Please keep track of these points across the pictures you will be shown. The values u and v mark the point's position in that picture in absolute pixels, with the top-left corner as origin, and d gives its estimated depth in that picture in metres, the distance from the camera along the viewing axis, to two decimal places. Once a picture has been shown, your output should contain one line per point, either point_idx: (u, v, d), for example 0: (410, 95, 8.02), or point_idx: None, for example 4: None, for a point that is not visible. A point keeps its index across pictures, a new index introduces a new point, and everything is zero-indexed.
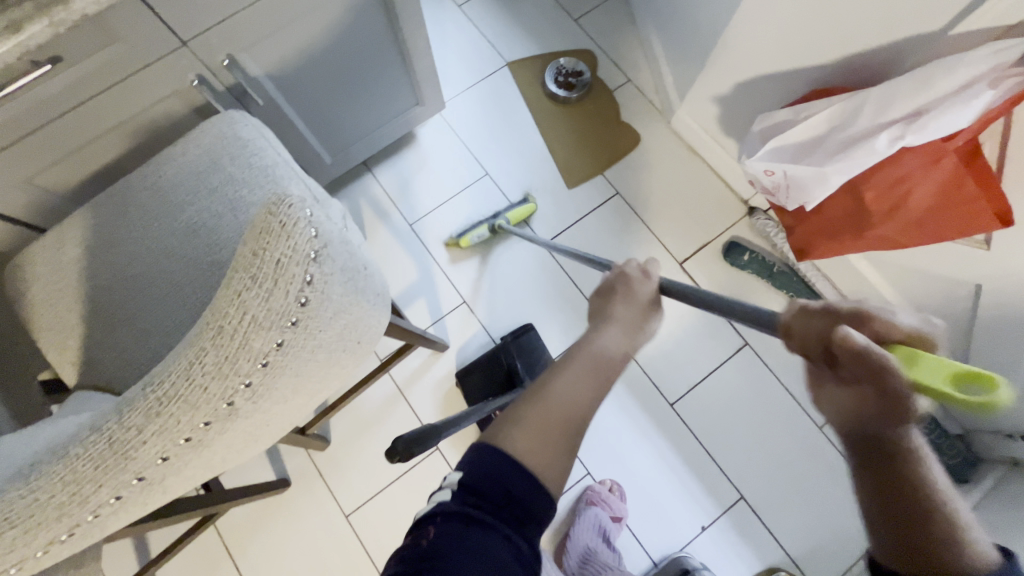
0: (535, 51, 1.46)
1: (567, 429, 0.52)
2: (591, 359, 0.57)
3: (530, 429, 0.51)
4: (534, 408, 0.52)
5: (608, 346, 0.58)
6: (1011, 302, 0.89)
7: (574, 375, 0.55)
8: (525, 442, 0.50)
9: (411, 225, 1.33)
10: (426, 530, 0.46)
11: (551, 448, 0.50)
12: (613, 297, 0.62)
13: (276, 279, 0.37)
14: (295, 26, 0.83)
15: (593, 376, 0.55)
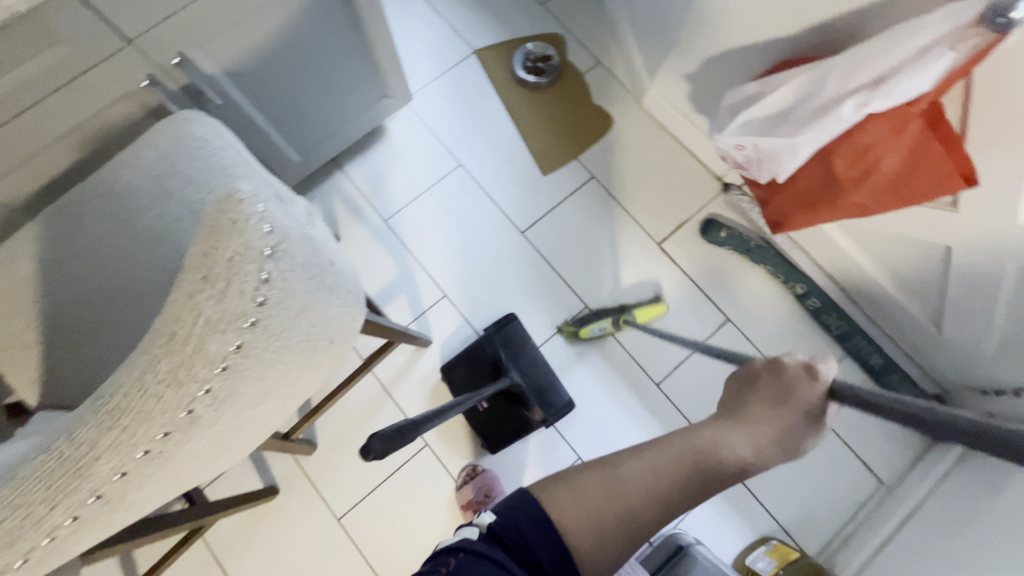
0: (502, 37, 1.44)
1: (630, 513, 0.55)
2: (695, 454, 0.57)
3: (591, 501, 0.56)
4: (606, 489, 0.56)
5: (722, 444, 0.57)
6: (980, 261, 0.91)
7: (659, 464, 0.57)
8: (575, 511, 0.55)
9: (387, 221, 1.30)
10: (448, 562, 0.50)
11: (597, 529, 0.55)
12: (755, 396, 0.59)
13: (229, 278, 0.35)
14: (249, 20, 0.80)
15: (685, 471, 0.56)
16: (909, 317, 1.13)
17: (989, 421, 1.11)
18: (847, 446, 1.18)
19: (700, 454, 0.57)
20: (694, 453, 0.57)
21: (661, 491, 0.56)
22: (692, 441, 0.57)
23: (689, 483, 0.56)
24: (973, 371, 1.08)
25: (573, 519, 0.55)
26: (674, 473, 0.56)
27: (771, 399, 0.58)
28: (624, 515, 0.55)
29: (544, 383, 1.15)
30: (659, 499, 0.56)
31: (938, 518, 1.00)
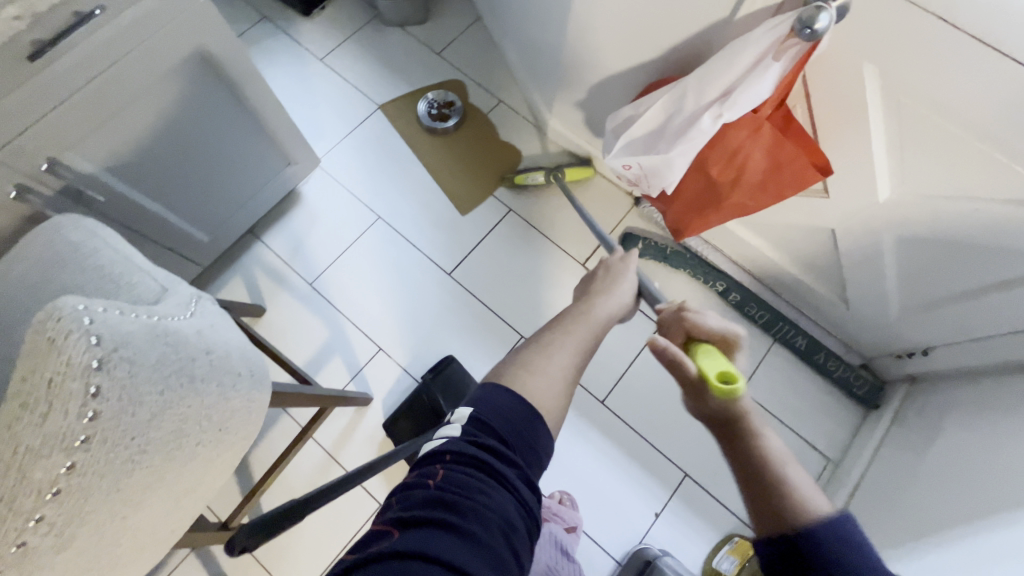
0: (405, 89, 1.48)
1: (568, 371, 0.58)
2: (591, 322, 0.65)
3: (551, 376, 0.56)
4: (553, 362, 0.58)
5: (597, 308, 0.68)
6: (861, 238, 0.98)
7: (579, 339, 0.62)
8: (542, 387, 0.55)
9: (312, 284, 1.30)
10: (439, 464, 0.45)
11: (556, 389, 0.56)
12: (615, 282, 0.73)
13: (50, 399, 0.36)
14: (122, 116, 0.81)
15: (589, 340, 0.63)
16: (820, 297, 1.19)
17: (910, 382, 1.18)
18: (790, 429, 1.22)
19: (596, 322, 0.66)
20: (591, 327, 0.65)
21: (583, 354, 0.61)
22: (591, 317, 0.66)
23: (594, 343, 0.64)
24: (886, 338, 1.14)
25: (539, 391, 0.54)
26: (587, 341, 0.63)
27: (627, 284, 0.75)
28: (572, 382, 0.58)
29: None
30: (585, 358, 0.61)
31: (879, 488, 1.05)
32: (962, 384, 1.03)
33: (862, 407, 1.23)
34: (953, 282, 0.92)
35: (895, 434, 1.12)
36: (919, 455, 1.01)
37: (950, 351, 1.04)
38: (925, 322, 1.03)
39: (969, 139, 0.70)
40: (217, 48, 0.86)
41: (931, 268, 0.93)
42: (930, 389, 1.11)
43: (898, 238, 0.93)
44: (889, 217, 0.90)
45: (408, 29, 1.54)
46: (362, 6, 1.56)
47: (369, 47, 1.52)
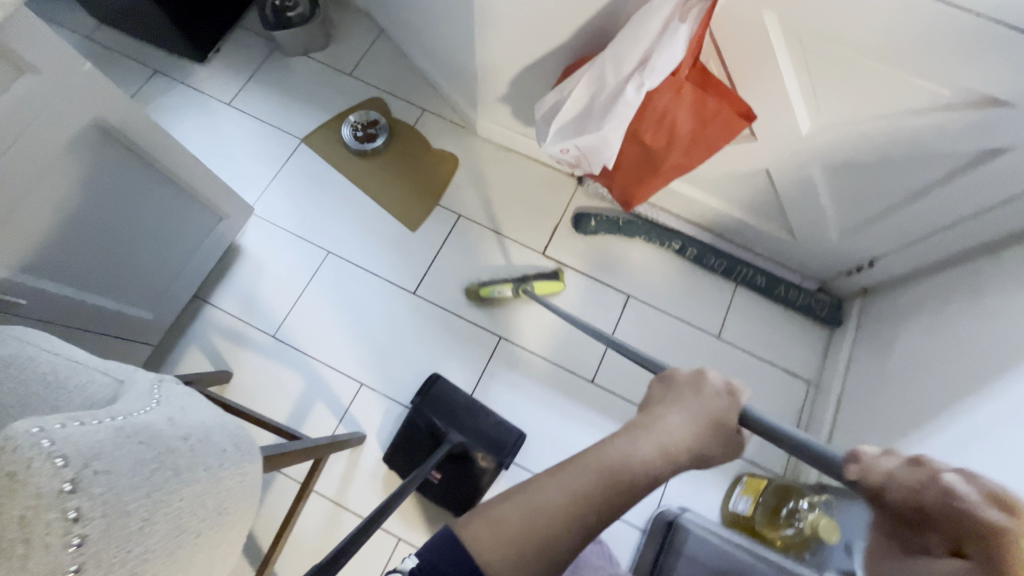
0: (324, 117, 1.44)
1: (548, 537, 0.46)
2: (606, 478, 0.48)
3: (513, 524, 0.46)
4: (531, 513, 0.47)
5: (626, 461, 0.49)
6: (793, 172, 1.03)
7: (592, 481, 0.48)
8: (492, 546, 0.46)
9: (276, 336, 1.24)
10: None
11: (517, 559, 0.45)
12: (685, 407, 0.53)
13: (26, 537, 0.35)
14: (25, 210, 0.74)
15: (596, 497, 0.47)
16: (768, 234, 1.25)
17: (863, 294, 1.25)
18: (768, 363, 1.28)
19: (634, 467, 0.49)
20: (614, 470, 0.48)
21: (569, 516, 0.47)
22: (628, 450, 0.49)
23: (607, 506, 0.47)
24: (835, 258, 1.21)
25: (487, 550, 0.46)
26: (597, 498, 0.47)
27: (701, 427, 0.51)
28: (533, 553, 0.46)
29: (489, 429, 1.10)
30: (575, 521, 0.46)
31: (857, 399, 1.12)
32: (910, 286, 1.11)
33: (827, 327, 1.31)
34: (883, 194, 0.99)
35: (860, 345, 1.20)
36: (886, 359, 1.09)
37: (893, 259, 1.11)
38: (866, 237, 1.10)
39: (869, 64, 0.75)
40: (114, 117, 0.80)
41: (860, 186, 0.99)
42: (883, 297, 1.19)
43: (826, 165, 0.99)
44: (813, 147, 0.95)
45: (313, 55, 1.49)
46: (258, 40, 1.50)
47: (277, 81, 1.46)
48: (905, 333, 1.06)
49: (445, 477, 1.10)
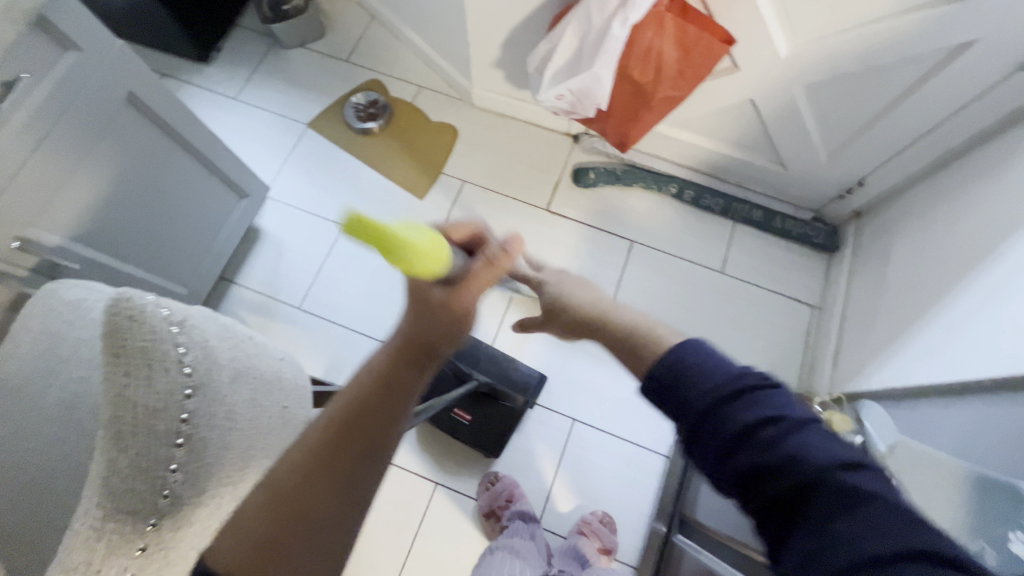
0: (326, 102, 1.50)
1: (284, 503, 0.40)
2: (332, 418, 0.42)
3: (248, 528, 0.39)
4: (268, 501, 0.40)
5: (359, 384, 0.44)
6: (777, 98, 1.09)
7: (325, 433, 0.41)
8: (230, 546, 0.38)
9: (300, 307, 1.31)
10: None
11: (251, 543, 0.38)
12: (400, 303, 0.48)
13: (149, 363, 0.37)
14: (72, 180, 0.81)
15: (331, 436, 0.41)
16: (760, 168, 1.30)
17: (857, 217, 1.31)
18: (772, 291, 1.34)
19: (359, 398, 0.42)
20: (337, 408, 0.42)
21: (314, 483, 0.40)
22: (351, 380, 0.44)
23: (359, 453, 0.42)
24: (827, 183, 1.26)
25: (231, 555, 0.38)
26: (338, 450, 0.41)
27: (416, 323, 0.46)
28: (282, 522, 0.39)
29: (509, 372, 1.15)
30: (325, 482, 0.40)
31: (860, 312, 1.18)
32: (900, 199, 1.16)
33: (826, 254, 1.36)
34: (863, 109, 1.05)
35: (859, 264, 1.25)
36: (883, 271, 1.14)
37: (881, 175, 1.16)
38: (853, 156, 1.15)
39: None
40: (144, 93, 0.87)
41: (841, 102, 1.05)
42: (876, 216, 1.24)
43: (807, 86, 1.04)
44: (794, 69, 1.01)
45: (310, 45, 1.56)
46: (257, 37, 1.57)
47: (278, 73, 1.53)
48: (898, 244, 1.11)
49: (474, 419, 1.16)
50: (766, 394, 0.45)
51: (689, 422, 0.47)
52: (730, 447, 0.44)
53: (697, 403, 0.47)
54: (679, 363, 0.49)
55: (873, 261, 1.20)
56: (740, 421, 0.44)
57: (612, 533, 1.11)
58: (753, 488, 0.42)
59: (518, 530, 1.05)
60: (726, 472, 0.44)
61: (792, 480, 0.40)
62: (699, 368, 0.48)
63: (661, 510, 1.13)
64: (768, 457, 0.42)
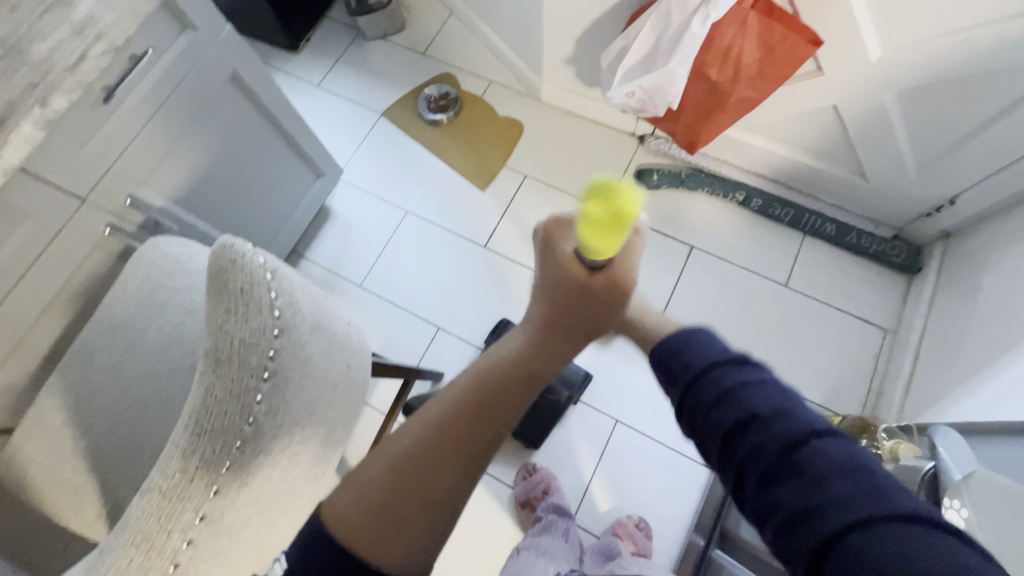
0: (401, 93, 1.57)
1: (407, 462, 0.41)
2: (475, 378, 0.44)
3: (370, 489, 0.40)
4: (389, 471, 0.40)
5: (505, 352, 0.45)
6: (864, 103, 1.03)
7: (450, 407, 0.42)
8: (345, 506, 0.39)
9: (362, 285, 1.37)
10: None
11: (363, 504, 0.39)
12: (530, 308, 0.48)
13: (246, 301, 0.42)
14: (179, 147, 0.89)
15: (464, 402, 0.42)
16: (838, 179, 1.23)
17: (944, 238, 1.21)
18: (841, 310, 1.27)
19: (488, 387, 0.43)
20: (479, 372, 0.44)
21: (440, 459, 0.41)
22: (477, 362, 0.46)
23: (486, 435, 0.42)
24: (913, 199, 1.18)
25: (345, 510, 0.39)
26: (463, 432, 0.41)
27: (546, 327, 0.46)
28: (402, 496, 0.39)
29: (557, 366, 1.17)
30: (448, 464, 0.41)
31: (941, 339, 1.09)
32: (999, 221, 1.06)
33: (905, 275, 1.27)
34: (960, 121, 0.98)
35: (942, 288, 1.16)
36: (971, 297, 1.06)
37: (978, 193, 1.07)
38: (946, 171, 1.07)
39: None
40: (244, 73, 0.95)
41: (937, 111, 0.98)
42: (966, 238, 1.15)
43: (900, 92, 0.98)
44: (886, 73, 0.96)
45: (389, 39, 1.63)
46: (342, 29, 1.66)
47: (359, 63, 1.62)
48: (991, 268, 1.03)
49: None
50: (748, 372, 0.44)
51: (684, 392, 0.46)
52: (719, 410, 0.42)
53: (699, 375, 0.45)
54: (674, 340, 0.49)
55: (965, 284, 1.09)
56: (722, 382, 0.44)
57: (648, 539, 1.09)
58: (732, 447, 0.41)
59: (550, 523, 1.04)
60: (719, 440, 0.41)
61: (769, 427, 0.40)
62: (670, 346, 0.49)
63: (701, 523, 1.10)
64: (748, 406, 0.41)
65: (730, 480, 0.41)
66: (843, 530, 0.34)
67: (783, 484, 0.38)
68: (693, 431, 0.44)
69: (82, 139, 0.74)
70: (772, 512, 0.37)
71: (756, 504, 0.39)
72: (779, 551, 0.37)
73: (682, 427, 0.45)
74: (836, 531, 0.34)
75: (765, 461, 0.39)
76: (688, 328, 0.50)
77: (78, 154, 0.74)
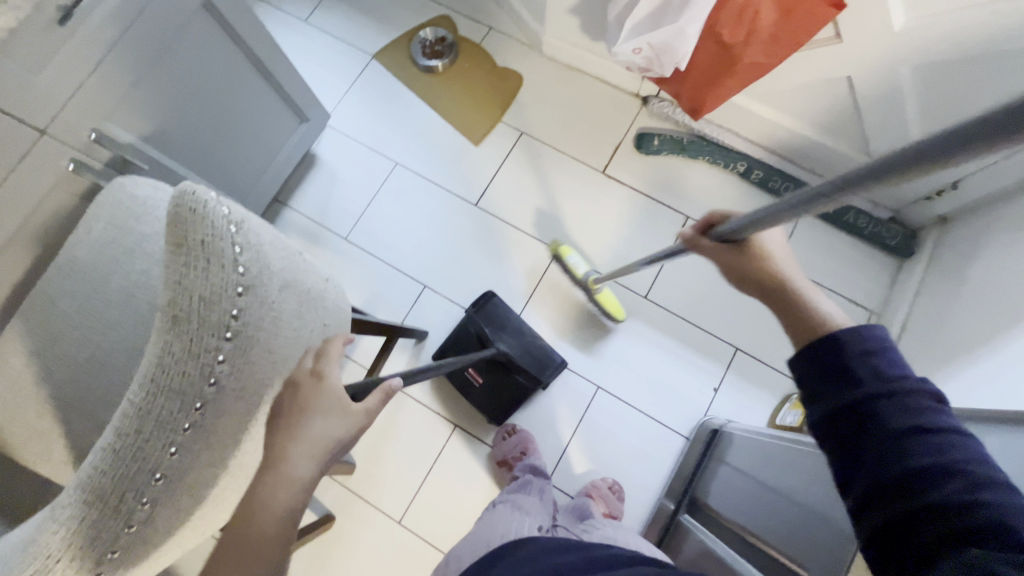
0: (393, 35, 1.47)
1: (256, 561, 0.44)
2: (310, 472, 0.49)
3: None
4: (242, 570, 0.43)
5: (327, 439, 0.50)
6: (879, 78, 0.99)
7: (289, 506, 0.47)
8: None
9: (347, 237, 1.33)
10: None
11: None
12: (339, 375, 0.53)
13: (207, 256, 0.38)
14: (148, 78, 0.83)
15: (303, 493, 0.48)
16: (842, 156, 1.20)
17: (940, 223, 1.20)
18: (828, 289, 1.26)
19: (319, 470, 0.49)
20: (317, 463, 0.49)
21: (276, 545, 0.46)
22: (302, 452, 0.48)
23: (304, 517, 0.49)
24: (915, 180, 1.15)
25: None
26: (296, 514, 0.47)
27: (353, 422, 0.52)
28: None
29: (530, 347, 1.17)
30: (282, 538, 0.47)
31: (924, 325, 1.10)
32: (996, 209, 1.05)
33: (897, 259, 1.26)
34: (975, 102, 0.94)
35: (932, 273, 1.16)
36: (959, 285, 1.05)
37: (983, 177, 1.04)
38: None
39: None
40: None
41: (952, 91, 0.94)
42: (963, 224, 1.13)
43: (917, 67, 0.94)
44: (907, 45, 0.91)
45: None
46: None
47: None
48: (980, 256, 1.02)
49: (484, 381, 1.17)
50: (942, 414, 0.41)
51: (855, 408, 0.43)
52: (905, 441, 0.40)
53: (883, 394, 0.42)
54: (871, 354, 0.44)
55: (953, 271, 1.09)
56: (922, 421, 0.40)
57: (619, 501, 1.12)
58: (910, 481, 0.39)
59: (526, 481, 1.06)
60: (881, 459, 0.40)
61: (970, 485, 0.37)
62: (891, 357, 0.44)
63: (672, 488, 1.13)
64: (951, 460, 0.38)
65: (878, 503, 0.40)
66: None
67: (955, 525, 0.36)
68: (875, 433, 0.41)
69: (36, 66, 0.67)
70: (925, 539, 0.37)
71: (911, 531, 0.38)
72: (909, 570, 0.37)
73: (830, 434, 0.44)
74: None
75: (940, 498, 0.37)
76: (882, 340, 0.45)
77: (31, 82, 0.67)
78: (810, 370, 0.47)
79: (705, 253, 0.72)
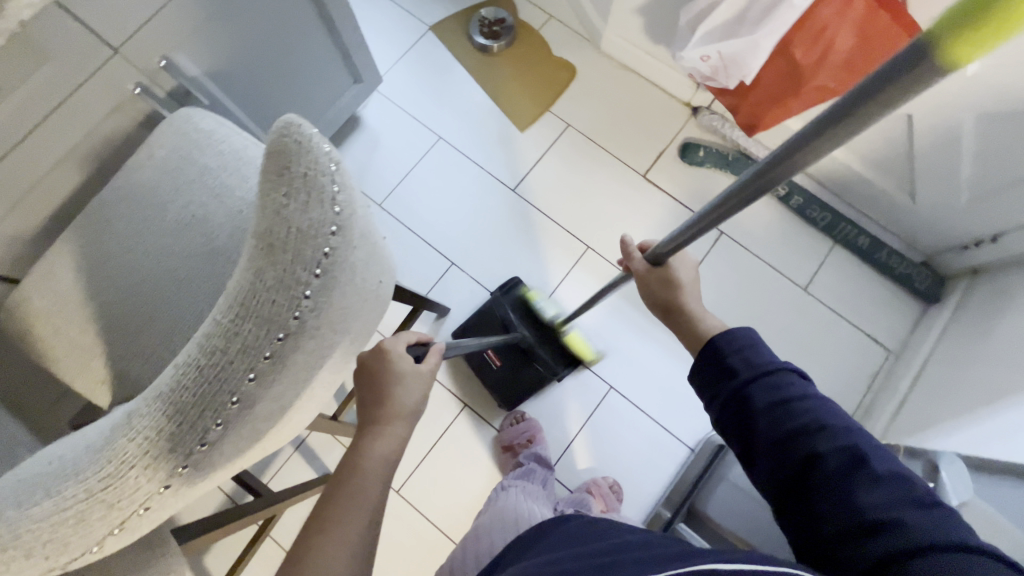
0: (453, 10, 1.46)
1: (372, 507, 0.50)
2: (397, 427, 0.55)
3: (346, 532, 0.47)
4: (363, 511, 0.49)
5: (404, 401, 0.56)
6: (940, 121, 0.99)
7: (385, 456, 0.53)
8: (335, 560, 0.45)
9: (381, 204, 1.33)
10: None
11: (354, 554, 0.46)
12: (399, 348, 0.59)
13: (309, 191, 0.39)
14: (221, 14, 0.82)
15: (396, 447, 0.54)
16: (885, 194, 1.20)
17: (971, 274, 1.20)
18: (850, 323, 1.27)
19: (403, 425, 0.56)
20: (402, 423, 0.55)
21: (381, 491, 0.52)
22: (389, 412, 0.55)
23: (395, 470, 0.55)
24: (954, 228, 1.16)
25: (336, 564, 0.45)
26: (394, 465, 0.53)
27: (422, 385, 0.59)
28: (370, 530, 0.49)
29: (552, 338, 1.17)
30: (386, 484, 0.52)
31: (941, 370, 1.11)
32: None
33: (922, 303, 1.27)
34: None
35: (957, 322, 1.17)
36: (983, 336, 1.06)
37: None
38: (999, 207, 1.04)
39: None
40: None
41: (1010, 144, 0.95)
42: (994, 278, 1.14)
43: (981, 115, 0.94)
44: (975, 92, 0.91)
45: None
46: None
47: None
48: (1009, 311, 1.03)
49: (503, 365, 1.18)
50: (802, 384, 0.50)
51: (737, 401, 0.51)
52: (772, 418, 0.48)
53: (754, 380, 0.51)
54: (744, 348, 0.53)
55: (979, 322, 1.10)
56: (783, 393, 0.49)
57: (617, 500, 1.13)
58: (786, 451, 0.46)
59: (528, 470, 1.07)
60: (766, 441, 0.47)
61: (829, 440, 0.45)
62: (757, 346, 0.53)
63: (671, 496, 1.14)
64: (812, 423, 0.46)
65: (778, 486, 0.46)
66: (883, 523, 0.39)
67: (829, 478, 0.43)
68: (757, 425, 0.49)
69: None
70: (816, 501, 0.43)
71: (810, 500, 0.44)
72: (815, 535, 0.43)
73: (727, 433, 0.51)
74: (879, 519, 0.40)
75: (814, 458, 0.44)
76: (746, 334, 0.55)
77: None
78: (702, 383, 0.55)
79: (637, 274, 0.71)
